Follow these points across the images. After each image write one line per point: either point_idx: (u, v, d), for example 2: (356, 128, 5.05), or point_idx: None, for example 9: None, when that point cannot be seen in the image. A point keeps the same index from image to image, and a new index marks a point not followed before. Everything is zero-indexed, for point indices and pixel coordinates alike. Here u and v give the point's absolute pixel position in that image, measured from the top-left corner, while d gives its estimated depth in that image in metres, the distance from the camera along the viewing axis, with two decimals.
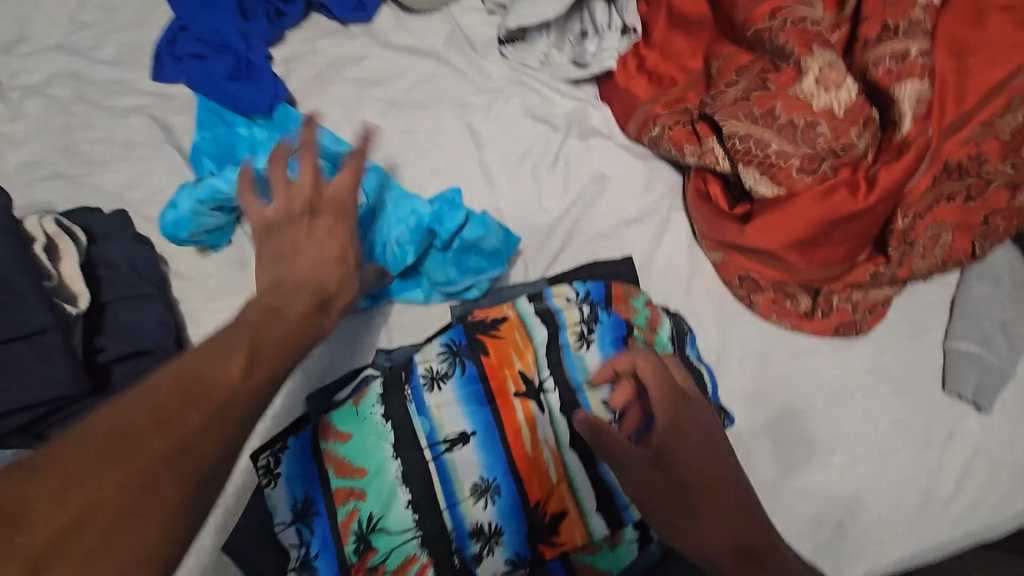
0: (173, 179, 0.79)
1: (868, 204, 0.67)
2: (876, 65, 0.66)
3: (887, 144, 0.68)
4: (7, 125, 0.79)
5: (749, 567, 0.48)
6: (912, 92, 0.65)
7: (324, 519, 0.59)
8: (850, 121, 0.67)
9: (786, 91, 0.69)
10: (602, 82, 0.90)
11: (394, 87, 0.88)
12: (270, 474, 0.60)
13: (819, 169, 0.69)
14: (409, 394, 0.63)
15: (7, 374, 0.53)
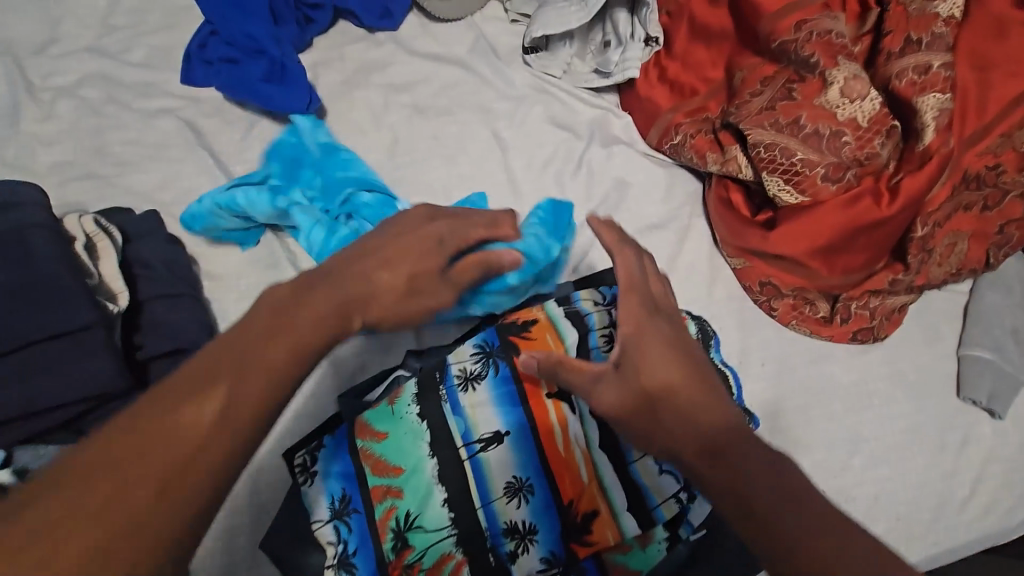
0: (203, 180, 0.80)
1: (891, 213, 0.69)
2: (899, 77, 0.68)
3: (909, 154, 0.70)
4: (40, 126, 0.80)
5: (713, 464, 0.46)
6: (935, 104, 0.66)
7: (362, 516, 0.61)
8: (873, 131, 0.69)
9: (811, 101, 0.70)
10: (624, 91, 0.92)
11: (420, 92, 0.89)
12: (306, 472, 0.63)
13: (844, 178, 0.70)
14: (444, 392, 0.65)
15: (52, 370, 0.54)
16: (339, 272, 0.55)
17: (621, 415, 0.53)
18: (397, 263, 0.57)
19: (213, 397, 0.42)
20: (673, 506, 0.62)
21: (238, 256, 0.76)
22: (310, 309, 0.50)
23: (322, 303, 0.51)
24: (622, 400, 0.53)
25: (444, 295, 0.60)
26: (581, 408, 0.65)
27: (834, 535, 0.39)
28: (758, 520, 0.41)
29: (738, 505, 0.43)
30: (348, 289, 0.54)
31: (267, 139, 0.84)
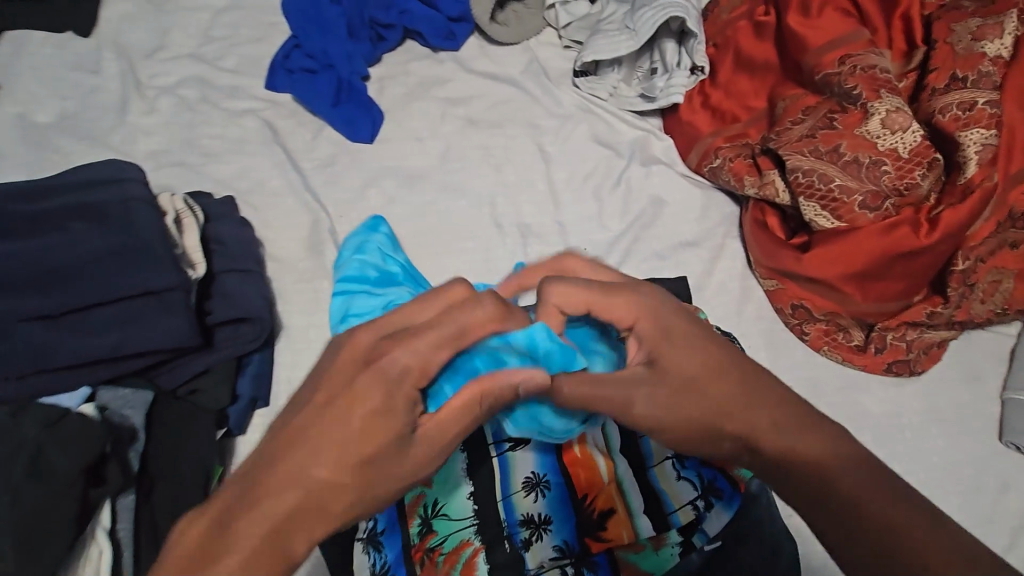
0: (274, 173, 0.88)
1: (931, 242, 0.69)
2: (944, 112, 0.69)
3: (951, 187, 0.70)
4: (143, 118, 0.91)
5: (784, 455, 0.48)
6: (979, 140, 0.67)
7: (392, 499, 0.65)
8: (915, 162, 0.70)
9: (852, 131, 0.72)
10: (667, 115, 0.96)
11: (474, 107, 0.96)
12: None
13: (882, 206, 0.71)
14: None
15: (136, 321, 0.61)
16: (290, 449, 0.43)
17: (677, 431, 0.51)
18: (351, 432, 0.44)
19: (225, 570, 0.39)
20: (688, 513, 0.64)
21: (300, 243, 0.84)
22: (277, 493, 0.42)
23: (294, 484, 0.42)
24: (679, 417, 0.50)
25: (419, 453, 0.46)
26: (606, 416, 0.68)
27: (892, 500, 0.45)
28: (834, 494, 0.46)
29: (805, 488, 0.47)
30: (317, 465, 0.43)
31: (333, 141, 0.92)
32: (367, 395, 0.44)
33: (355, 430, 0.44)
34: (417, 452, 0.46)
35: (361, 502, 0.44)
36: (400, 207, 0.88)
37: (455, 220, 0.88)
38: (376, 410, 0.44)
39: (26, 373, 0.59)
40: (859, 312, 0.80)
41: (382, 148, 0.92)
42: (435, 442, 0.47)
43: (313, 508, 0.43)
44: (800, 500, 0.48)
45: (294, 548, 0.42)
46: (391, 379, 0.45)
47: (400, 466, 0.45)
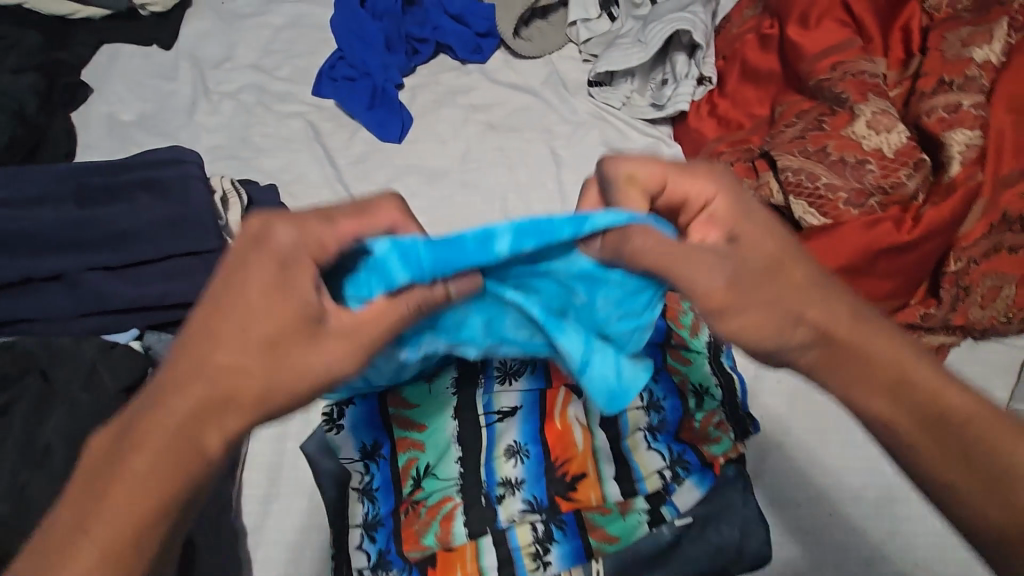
0: (313, 167, 1.00)
1: (913, 238, 0.70)
2: (929, 114, 0.71)
3: (937, 187, 0.72)
4: (208, 118, 1.05)
5: (854, 357, 0.49)
6: (963, 140, 0.69)
7: (388, 463, 0.70)
8: (900, 162, 0.72)
9: (839, 132, 0.75)
10: (676, 123, 1.01)
11: (494, 113, 1.05)
12: (334, 423, 0.71)
13: (867, 204, 0.73)
14: (482, 373, 0.71)
15: (182, 275, 0.72)
16: (202, 332, 0.42)
17: (741, 319, 0.47)
18: (258, 313, 0.41)
19: (136, 463, 0.40)
20: (656, 481, 0.67)
21: None
22: (182, 390, 0.41)
23: (203, 373, 0.41)
24: (761, 311, 0.47)
25: (333, 347, 0.42)
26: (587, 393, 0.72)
27: (989, 419, 0.47)
28: (915, 389, 0.48)
29: (905, 391, 0.48)
30: (226, 351, 0.41)
31: (366, 141, 1.02)
32: (259, 273, 0.41)
33: (256, 308, 0.41)
34: (320, 353, 0.42)
35: (280, 395, 0.42)
36: (419, 200, 0.97)
37: (469, 213, 0.96)
38: (302, 309, 0.41)
39: (90, 314, 0.70)
40: (850, 313, 0.77)
41: (409, 148, 1.02)
42: (352, 334, 0.42)
43: (219, 397, 0.41)
44: (910, 421, 0.48)
45: (203, 441, 0.41)
46: (292, 259, 0.42)
47: (313, 358, 0.42)
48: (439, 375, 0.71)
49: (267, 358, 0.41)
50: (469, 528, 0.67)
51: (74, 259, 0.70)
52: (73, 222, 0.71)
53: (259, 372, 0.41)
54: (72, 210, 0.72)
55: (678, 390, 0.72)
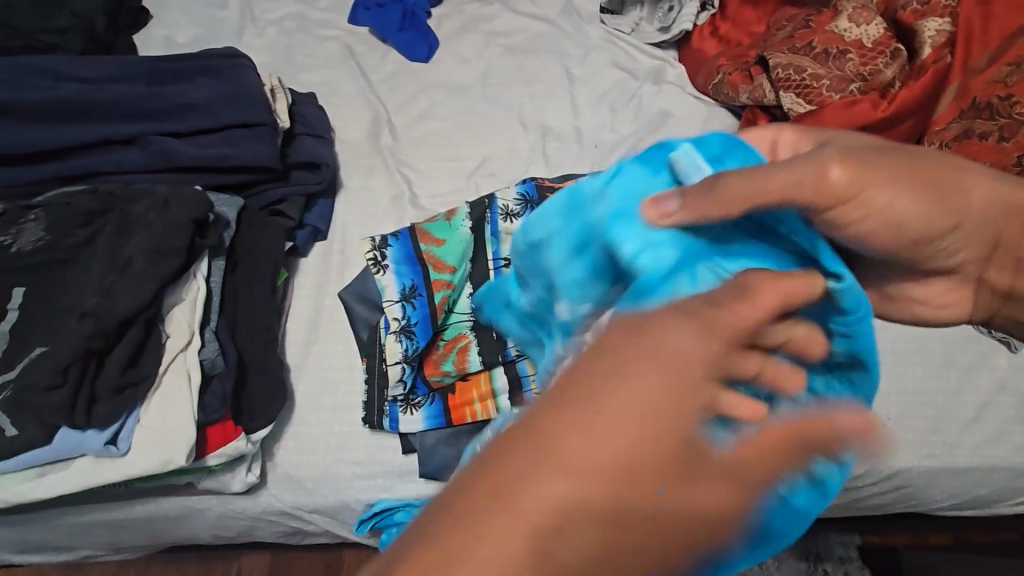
0: (347, 80, 1.10)
1: (885, 114, 0.82)
2: (904, 8, 0.86)
3: (912, 71, 0.85)
4: (254, 40, 1.16)
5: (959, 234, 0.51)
6: (934, 26, 0.83)
7: (423, 303, 0.77)
8: (878, 51, 0.86)
9: (823, 28, 0.89)
10: (682, 46, 1.11)
11: (514, 39, 1.15)
12: (379, 264, 0.79)
13: (847, 89, 0.86)
14: (488, 217, 0.79)
15: (236, 141, 0.83)
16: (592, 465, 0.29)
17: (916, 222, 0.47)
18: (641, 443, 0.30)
19: None
20: None
21: (361, 131, 1.02)
22: None
23: None
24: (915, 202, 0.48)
25: (714, 484, 0.32)
26: None
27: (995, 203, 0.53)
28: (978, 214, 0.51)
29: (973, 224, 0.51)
30: (623, 447, 0.29)
31: (396, 61, 1.13)
32: None
33: None
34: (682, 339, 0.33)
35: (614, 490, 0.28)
36: (443, 109, 1.06)
37: (488, 119, 1.05)
38: None
39: (158, 171, 0.80)
40: None
41: (435, 66, 1.12)
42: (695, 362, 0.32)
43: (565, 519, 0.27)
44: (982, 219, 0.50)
45: None
46: None
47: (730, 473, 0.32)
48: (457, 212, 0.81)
49: (655, 452, 0.30)
50: (482, 360, 0.75)
51: (147, 126, 0.81)
52: (147, 95, 0.82)
53: (557, 491, 0.28)
54: (143, 87, 0.84)
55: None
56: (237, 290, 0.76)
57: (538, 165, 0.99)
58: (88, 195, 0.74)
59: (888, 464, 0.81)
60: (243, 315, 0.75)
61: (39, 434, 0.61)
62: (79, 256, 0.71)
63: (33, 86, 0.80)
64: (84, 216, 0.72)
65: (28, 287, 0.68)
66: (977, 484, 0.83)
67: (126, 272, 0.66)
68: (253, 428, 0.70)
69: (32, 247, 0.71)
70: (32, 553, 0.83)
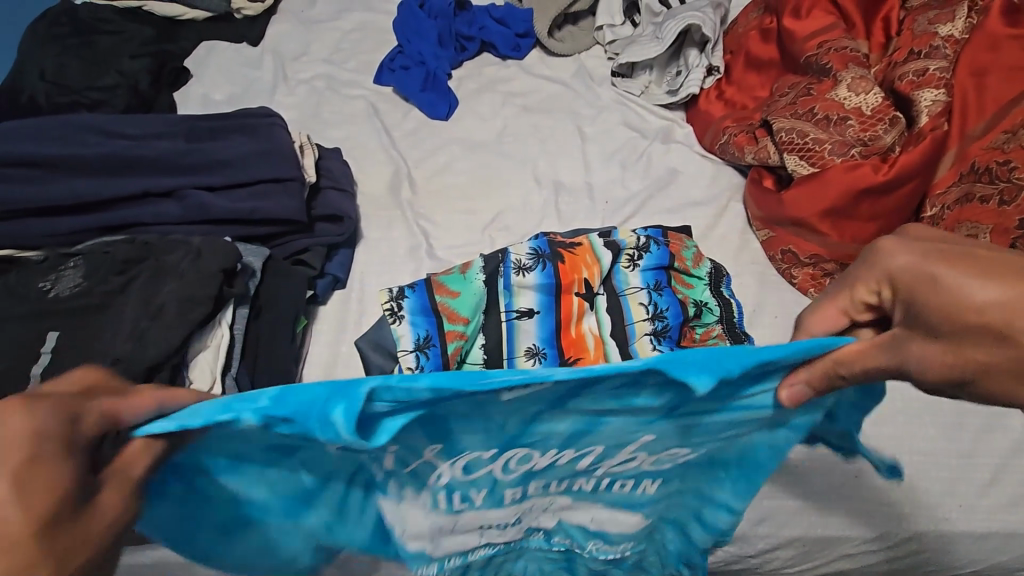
0: (370, 136, 1.16)
1: (887, 177, 0.85)
2: (902, 79, 0.90)
3: (911, 137, 0.88)
4: (285, 99, 1.24)
5: None
6: (930, 96, 0.87)
7: (438, 352, 0.81)
8: (877, 118, 0.90)
9: (824, 96, 0.94)
10: (688, 108, 1.16)
11: (530, 99, 1.21)
12: (394, 314, 0.83)
13: (849, 153, 0.90)
14: (502, 270, 0.84)
15: (267, 194, 0.88)
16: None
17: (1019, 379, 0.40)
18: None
19: None
20: None
21: (382, 184, 1.07)
22: None
23: None
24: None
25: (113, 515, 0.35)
26: (597, 306, 0.85)
27: None
28: None
29: None
30: None
31: (418, 118, 1.19)
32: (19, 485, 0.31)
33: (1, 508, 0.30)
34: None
35: None
36: (460, 164, 1.11)
37: (503, 174, 1.09)
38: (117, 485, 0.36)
39: (194, 223, 0.86)
40: (841, 254, 0.90)
41: (454, 124, 1.18)
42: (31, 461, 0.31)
43: None
44: None
45: None
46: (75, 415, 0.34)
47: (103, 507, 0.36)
48: (472, 265, 0.86)
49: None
50: None
51: (185, 179, 0.87)
52: (185, 151, 0.88)
53: None
54: (183, 144, 0.90)
55: (668, 250, 0.88)
56: (260, 336, 0.79)
57: (551, 219, 1.03)
58: (126, 246, 0.78)
59: (905, 527, 0.79)
60: (262, 362, 0.77)
61: None
62: (113, 301, 0.74)
63: (83, 142, 0.86)
64: (121, 265, 0.77)
65: (63, 330, 0.72)
66: (997, 551, 0.80)
67: (158, 317, 0.70)
68: None
69: (71, 292, 0.75)
70: None
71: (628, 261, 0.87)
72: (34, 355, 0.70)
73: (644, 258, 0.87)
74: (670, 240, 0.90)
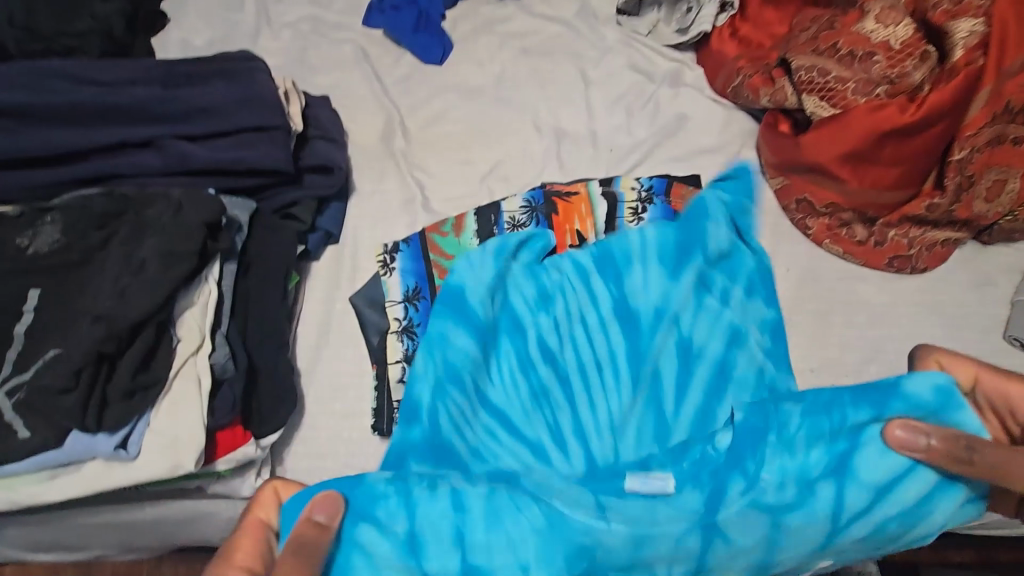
0: (362, 82, 1.09)
1: (915, 117, 0.80)
2: (935, 9, 0.83)
3: (943, 74, 0.82)
4: (269, 43, 1.16)
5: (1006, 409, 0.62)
6: (966, 27, 0.80)
7: (425, 304, 0.81)
8: (906, 53, 0.83)
9: (849, 30, 0.86)
10: (700, 47, 1.08)
11: (530, 41, 1.13)
12: (386, 267, 0.84)
13: (874, 92, 0.84)
14: (496, 230, 0.85)
15: (252, 144, 0.83)
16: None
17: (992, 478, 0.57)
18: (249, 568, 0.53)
19: None
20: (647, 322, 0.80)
21: (374, 133, 1.02)
22: None
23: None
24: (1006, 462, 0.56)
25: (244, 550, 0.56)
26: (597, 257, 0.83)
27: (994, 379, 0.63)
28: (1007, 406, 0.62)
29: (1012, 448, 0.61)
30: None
31: (411, 64, 1.12)
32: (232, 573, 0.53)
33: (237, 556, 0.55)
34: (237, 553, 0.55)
35: None
36: (457, 112, 1.05)
37: (501, 122, 1.03)
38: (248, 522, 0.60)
39: (176, 175, 0.81)
40: (860, 203, 0.86)
41: (449, 68, 1.11)
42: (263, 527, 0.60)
43: None
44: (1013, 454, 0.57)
45: None
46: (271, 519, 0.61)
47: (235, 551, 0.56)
48: (465, 225, 0.85)
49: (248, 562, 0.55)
50: None
51: (163, 129, 0.82)
52: (163, 97, 0.82)
53: None
54: (159, 90, 0.84)
55: (670, 204, 0.87)
56: (248, 292, 0.76)
57: (552, 168, 0.98)
58: (104, 197, 0.74)
59: None
60: (251, 315, 0.75)
61: (52, 436, 0.61)
62: (96, 257, 0.71)
63: (53, 89, 0.80)
64: (100, 218, 0.73)
65: (44, 288, 0.69)
66: None
67: (140, 274, 0.67)
68: (263, 433, 0.70)
69: (50, 248, 0.71)
70: (45, 551, 0.86)
71: (633, 204, 0.88)
72: (17, 313, 0.67)
73: (647, 211, 0.87)
74: (675, 195, 0.88)
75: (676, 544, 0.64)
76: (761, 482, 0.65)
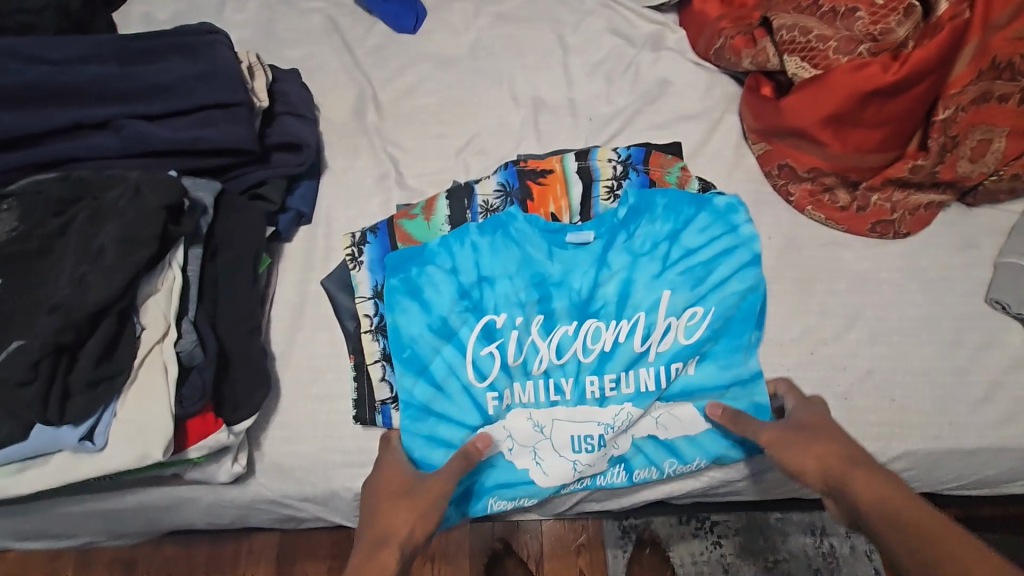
0: (333, 55, 1.05)
1: (897, 76, 0.77)
2: None
3: (927, 30, 0.79)
4: (235, 15, 1.11)
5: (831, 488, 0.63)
6: None
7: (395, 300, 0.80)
8: (890, 9, 0.80)
9: None
10: (683, 9, 1.04)
11: (506, 5, 1.08)
12: (355, 260, 0.82)
13: (856, 51, 0.81)
14: (468, 218, 0.83)
15: (213, 122, 0.80)
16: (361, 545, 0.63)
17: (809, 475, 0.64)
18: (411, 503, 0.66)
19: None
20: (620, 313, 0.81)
21: (346, 108, 0.98)
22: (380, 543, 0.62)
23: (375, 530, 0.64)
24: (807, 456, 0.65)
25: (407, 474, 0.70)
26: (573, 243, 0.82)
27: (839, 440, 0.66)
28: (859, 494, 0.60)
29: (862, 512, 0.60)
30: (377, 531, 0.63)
31: (383, 33, 1.07)
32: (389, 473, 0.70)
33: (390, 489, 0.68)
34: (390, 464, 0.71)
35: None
36: (431, 84, 1.01)
37: (478, 94, 1.00)
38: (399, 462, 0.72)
39: (135, 157, 0.79)
40: (843, 168, 0.84)
41: (423, 38, 1.06)
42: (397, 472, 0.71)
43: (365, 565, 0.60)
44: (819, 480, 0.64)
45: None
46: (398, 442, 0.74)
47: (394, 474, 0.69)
48: (434, 215, 0.83)
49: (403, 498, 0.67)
50: None
51: (122, 109, 0.79)
52: (118, 76, 0.79)
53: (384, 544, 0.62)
54: (115, 68, 0.80)
55: (646, 179, 0.84)
56: (217, 276, 0.74)
57: (530, 140, 0.95)
58: (60, 182, 0.71)
59: (893, 447, 0.77)
60: (221, 300, 0.73)
61: (15, 428, 0.61)
62: (56, 245, 0.69)
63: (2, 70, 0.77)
64: (57, 204, 0.70)
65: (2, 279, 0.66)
66: (982, 467, 0.80)
67: (98, 262, 0.65)
68: (237, 419, 0.69)
69: (6, 237, 0.68)
70: (31, 539, 0.86)
71: (609, 180, 0.85)
72: None
73: (624, 188, 0.84)
74: (653, 167, 0.85)
75: (581, 293, 0.79)
76: (632, 249, 0.80)
